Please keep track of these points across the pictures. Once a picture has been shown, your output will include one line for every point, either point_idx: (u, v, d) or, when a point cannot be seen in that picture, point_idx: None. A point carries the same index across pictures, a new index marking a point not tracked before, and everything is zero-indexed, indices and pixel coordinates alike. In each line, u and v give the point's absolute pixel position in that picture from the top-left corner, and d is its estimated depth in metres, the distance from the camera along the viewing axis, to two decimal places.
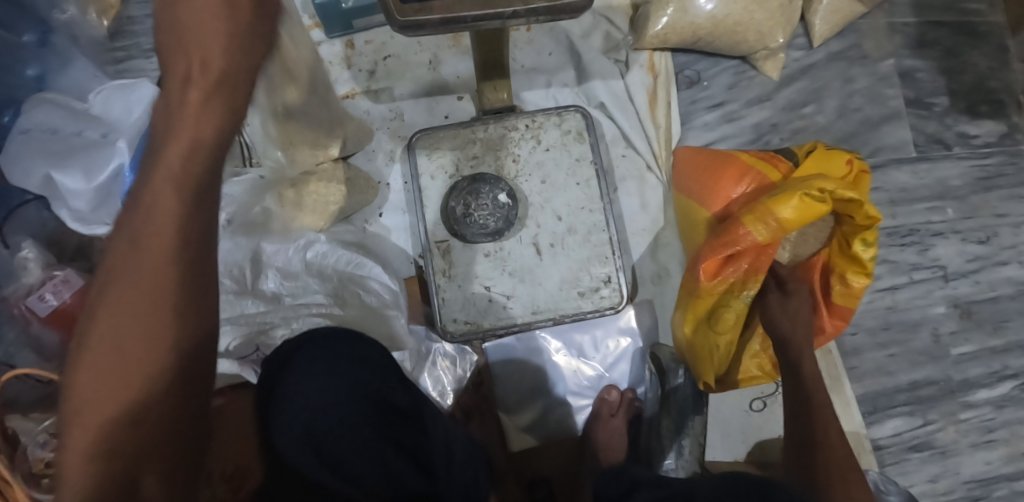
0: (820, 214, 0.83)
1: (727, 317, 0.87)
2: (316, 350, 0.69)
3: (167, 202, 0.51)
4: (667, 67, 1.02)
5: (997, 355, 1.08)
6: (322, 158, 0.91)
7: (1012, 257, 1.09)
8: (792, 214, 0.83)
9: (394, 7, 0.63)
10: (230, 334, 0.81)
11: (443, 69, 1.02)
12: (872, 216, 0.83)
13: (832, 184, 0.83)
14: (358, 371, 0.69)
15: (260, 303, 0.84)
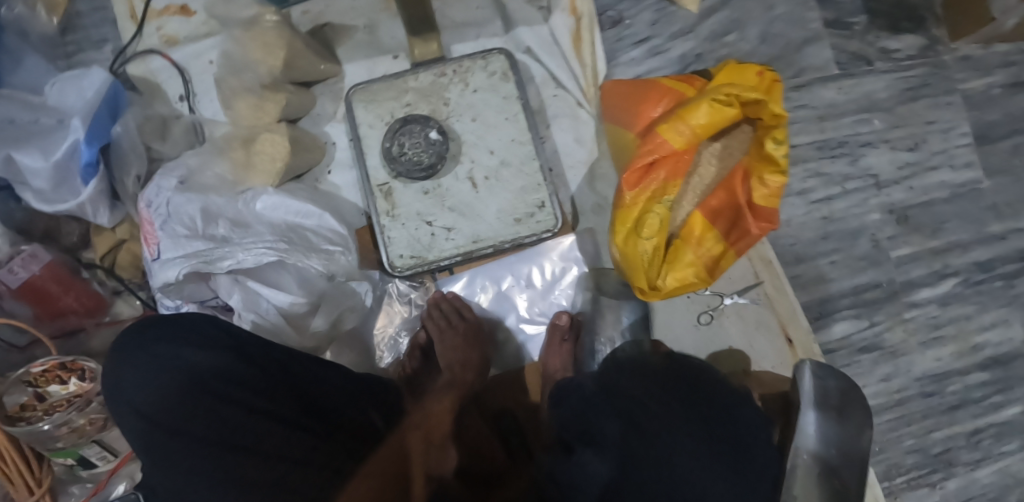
0: (730, 115, 0.90)
1: (652, 222, 0.92)
2: (209, 330, 0.79)
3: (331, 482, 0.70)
4: (590, 8, 1.07)
5: (937, 256, 1.12)
6: (267, 119, 0.96)
7: (943, 161, 1.14)
8: (704, 119, 0.90)
9: None
10: (180, 267, 0.85)
11: (379, 32, 1.07)
12: (779, 112, 0.89)
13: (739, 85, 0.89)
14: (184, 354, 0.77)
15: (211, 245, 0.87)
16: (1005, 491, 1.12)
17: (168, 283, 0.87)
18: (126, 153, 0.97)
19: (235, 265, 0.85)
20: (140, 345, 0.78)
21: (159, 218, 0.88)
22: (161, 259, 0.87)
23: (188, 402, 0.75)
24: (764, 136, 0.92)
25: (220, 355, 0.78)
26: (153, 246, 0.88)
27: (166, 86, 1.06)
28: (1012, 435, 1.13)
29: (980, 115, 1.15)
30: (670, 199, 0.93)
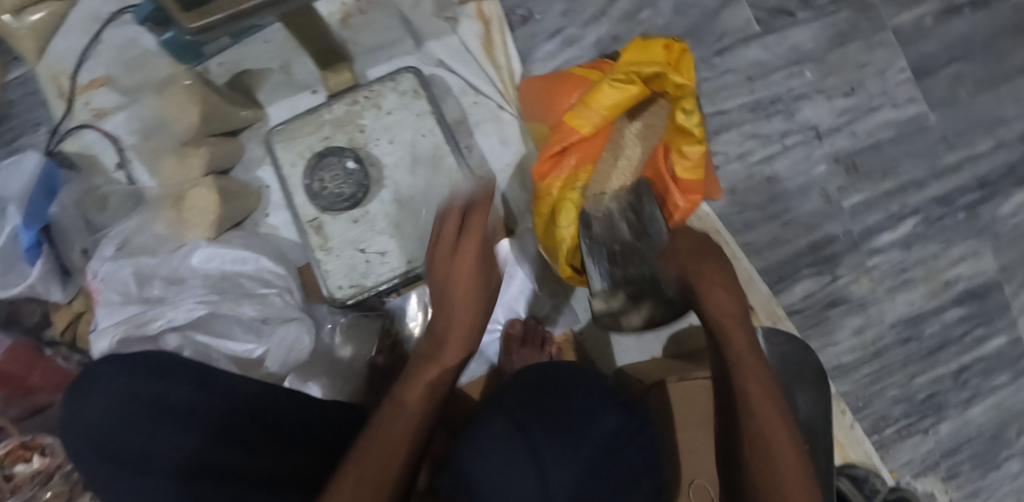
0: (632, 92, 0.93)
1: (568, 210, 0.94)
2: (151, 358, 0.79)
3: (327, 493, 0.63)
4: (498, 11, 1.09)
5: (893, 199, 1.10)
6: (194, 174, 0.98)
7: (885, 101, 1.11)
8: (609, 100, 0.93)
9: (183, 17, 0.75)
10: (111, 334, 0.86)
11: (294, 70, 1.09)
12: (680, 81, 0.90)
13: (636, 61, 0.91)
14: (132, 386, 0.77)
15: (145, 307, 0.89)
16: (1001, 427, 1.09)
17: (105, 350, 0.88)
18: (68, 229, 1.01)
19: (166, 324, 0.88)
20: (88, 381, 0.77)
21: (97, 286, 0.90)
22: (100, 328, 0.88)
23: (150, 428, 0.74)
24: (675, 107, 0.92)
25: (181, 386, 0.78)
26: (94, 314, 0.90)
27: (102, 157, 1.08)
28: (1002, 367, 1.09)
29: (916, 49, 1.12)
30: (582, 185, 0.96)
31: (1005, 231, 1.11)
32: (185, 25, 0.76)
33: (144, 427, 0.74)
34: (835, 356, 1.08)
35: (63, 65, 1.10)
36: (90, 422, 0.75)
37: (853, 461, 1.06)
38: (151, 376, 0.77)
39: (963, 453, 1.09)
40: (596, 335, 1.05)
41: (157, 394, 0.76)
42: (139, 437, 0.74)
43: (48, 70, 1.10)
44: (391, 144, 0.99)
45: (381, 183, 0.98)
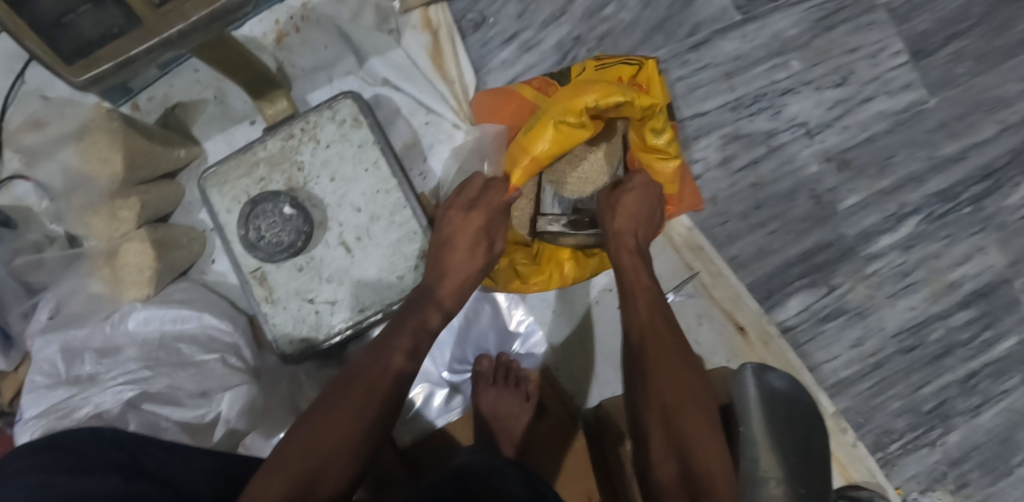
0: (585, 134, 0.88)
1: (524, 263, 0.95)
2: (68, 446, 0.73)
3: None
4: (445, 18, 0.99)
5: (891, 197, 1.00)
6: (122, 229, 0.91)
7: (879, 89, 1.00)
8: (547, 146, 0.88)
9: (66, 72, 0.68)
10: (33, 429, 0.80)
11: (230, 100, 1.01)
12: (647, 104, 0.85)
13: (590, 98, 0.85)
14: (51, 476, 0.70)
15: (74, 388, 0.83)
16: (1012, 429, 1.01)
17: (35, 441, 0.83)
18: (4, 293, 0.95)
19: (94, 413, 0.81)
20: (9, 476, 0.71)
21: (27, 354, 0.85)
22: (26, 415, 0.82)
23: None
24: (643, 126, 0.90)
25: (110, 478, 0.71)
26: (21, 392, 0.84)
27: (38, 207, 1.03)
28: (1013, 370, 1.01)
29: (911, 27, 1.00)
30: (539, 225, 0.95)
31: (1013, 222, 1.00)
32: (72, 79, 0.69)
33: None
34: (832, 371, 1.00)
35: None
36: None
37: (857, 481, 1.00)
38: (75, 468, 0.71)
39: (972, 462, 1.01)
40: (574, 369, 0.98)
41: (81, 489, 0.69)
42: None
43: None
44: (333, 181, 0.91)
45: (325, 225, 0.90)
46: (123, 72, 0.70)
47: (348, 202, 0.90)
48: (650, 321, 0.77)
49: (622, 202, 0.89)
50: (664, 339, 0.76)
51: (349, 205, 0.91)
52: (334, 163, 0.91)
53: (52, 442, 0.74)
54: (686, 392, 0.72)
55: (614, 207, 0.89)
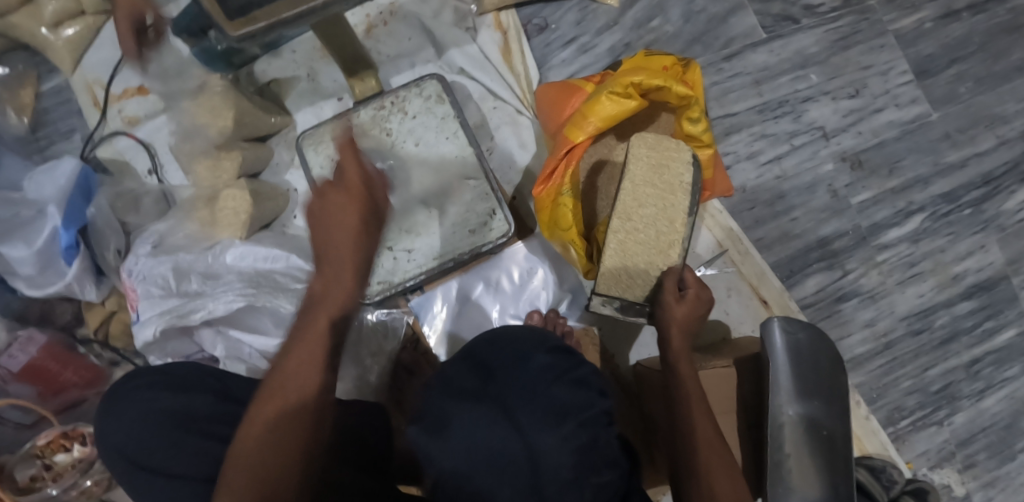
0: (631, 105, 0.94)
1: (565, 215, 0.94)
2: (173, 369, 0.86)
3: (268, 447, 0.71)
4: (515, 21, 1.13)
5: (900, 195, 1.13)
6: (226, 177, 1.03)
7: (888, 102, 1.15)
8: (607, 111, 0.94)
9: (226, 25, 0.79)
10: (153, 325, 0.90)
11: (321, 78, 1.14)
12: (683, 94, 0.93)
13: (637, 77, 0.92)
14: (157, 396, 0.83)
15: (183, 299, 0.93)
16: (1015, 416, 1.11)
17: (146, 342, 0.92)
18: (103, 230, 1.05)
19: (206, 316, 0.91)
20: (125, 394, 0.84)
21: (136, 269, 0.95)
22: (142, 319, 0.92)
23: (172, 440, 0.81)
24: (681, 115, 0.96)
25: (201, 395, 0.85)
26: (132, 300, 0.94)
27: (134, 162, 1.14)
28: (1014, 358, 1.11)
29: (916, 51, 1.16)
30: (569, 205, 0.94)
31: (1010, 225, 1.13)
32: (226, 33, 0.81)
33: (167, 439, 0.80)
34: (847, 348, 1.11)
35: (97, 76, 1.16)
36: (120, 444, 0.81)
37: (870, 453, 1.08)
38: (176, 388, 0.84)
39: (979, 443, 1.10)
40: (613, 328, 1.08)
41: (178, 405, 0.83)
42: (166, 448, 0.80)
43: (84, 80, 1.16)
44: (417, 146, 1.03)
45: (405, 184, 1.02)
46: (270, 33, 0.81)
47: (429, 166, 1.03)
48: (711, 438, 0.80)
49: (681, 320, 0.87)
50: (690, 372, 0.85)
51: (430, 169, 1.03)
52: (418, 132, 1.03)
53: (152, 369, 0.86)
54: (702, 414, 0.82)
55: (678, 324, 0.87)
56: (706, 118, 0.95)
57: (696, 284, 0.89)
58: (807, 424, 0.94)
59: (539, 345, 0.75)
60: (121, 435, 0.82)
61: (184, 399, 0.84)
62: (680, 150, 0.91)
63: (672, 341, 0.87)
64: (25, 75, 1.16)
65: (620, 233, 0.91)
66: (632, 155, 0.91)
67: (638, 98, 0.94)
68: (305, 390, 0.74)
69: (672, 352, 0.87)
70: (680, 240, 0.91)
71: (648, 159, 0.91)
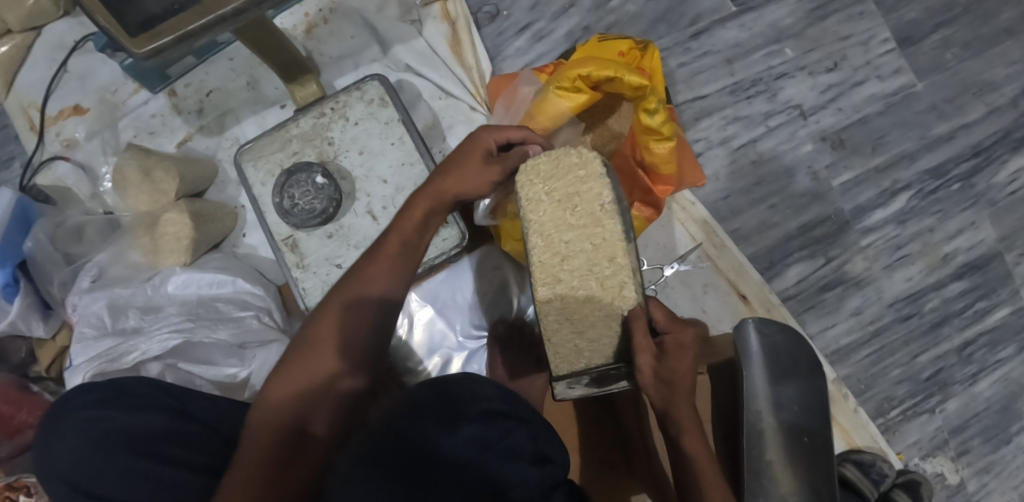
0: (581, 100, 0.89)
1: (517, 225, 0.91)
2: (118, 382, 0.75)
3: (297, 396, 0.68)
4: (464, 10, 1.05)
5: (884, 174, 1.06)
6: (163, 201, 0.98)
7: (869, 73, 1.07)
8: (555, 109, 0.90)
9: (129, 44, 0.71)
10: (83, 371, 0.85)
11: (262, 85, 1.07)
12: (636, 84, 0.85)
13: (584, 70, 0.87)
14: (103, 411, 0.72)
15: (118, 338, 0.88)
16: (1010, 399, 1.04)
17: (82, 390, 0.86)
18: (44, 264, 1.00)
19: (141, 356, 0.86)
20: (64, 413, 0.73)
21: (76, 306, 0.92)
22: (74, 364, 0.87)
23: (117, 464, 0.69)
24: (638, 107, 0.89)
25: (155, 415, 0.73)
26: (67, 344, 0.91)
27: (76, 188, 1.08)
28: (1009, 339, 1.04)
29: (898, 16, 1.07)
30: None
31: (1002, 198, 1.05)
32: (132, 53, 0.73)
33: (109, 465, 0.69)
34: (833, 339, 1.05)
35: (32, 98, 1.10)
36: (62, 469, 0.70)
37: (859, 446, 1.03)
38: (122, 403, 0.73)
39: (972, 429, 1.04)
40: None
41: (127, 425, 0.72)
42: (109, 477, 0.69)
43: (18, 104, 1.10)
44: (362, 156, 0.97)
45: (352, 197, 0.96)
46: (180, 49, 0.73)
47: (374, 177, 0.96)
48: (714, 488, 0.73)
49: (672, 372, 0.73)
50: (698, 442, 0.74)
51: (375, 179, 0.96)
52: (361, 138, 0.97)
53: (99, 384, 0.75)
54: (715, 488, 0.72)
55: (667, 380, 0.72)
56: (665, 107, 0.88)
57: (673, 326, 0.75)
58: (788, 430, 0.89)
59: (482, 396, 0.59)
60: (64, 459, 0.70)
61: (132, 412, 0.72)
62: (587, 165, 0.71)
63: (672, 401, 0.73)
64: None
65: (556, 292, 0.70)
66: (528, 197, 0.71)
67: (588, 91, 0.89)
68: (326, 369, 0.70)
69: (673, 411, 0.74)
70: (628, 276, 0.70)
71: (549, 196, 0.71)
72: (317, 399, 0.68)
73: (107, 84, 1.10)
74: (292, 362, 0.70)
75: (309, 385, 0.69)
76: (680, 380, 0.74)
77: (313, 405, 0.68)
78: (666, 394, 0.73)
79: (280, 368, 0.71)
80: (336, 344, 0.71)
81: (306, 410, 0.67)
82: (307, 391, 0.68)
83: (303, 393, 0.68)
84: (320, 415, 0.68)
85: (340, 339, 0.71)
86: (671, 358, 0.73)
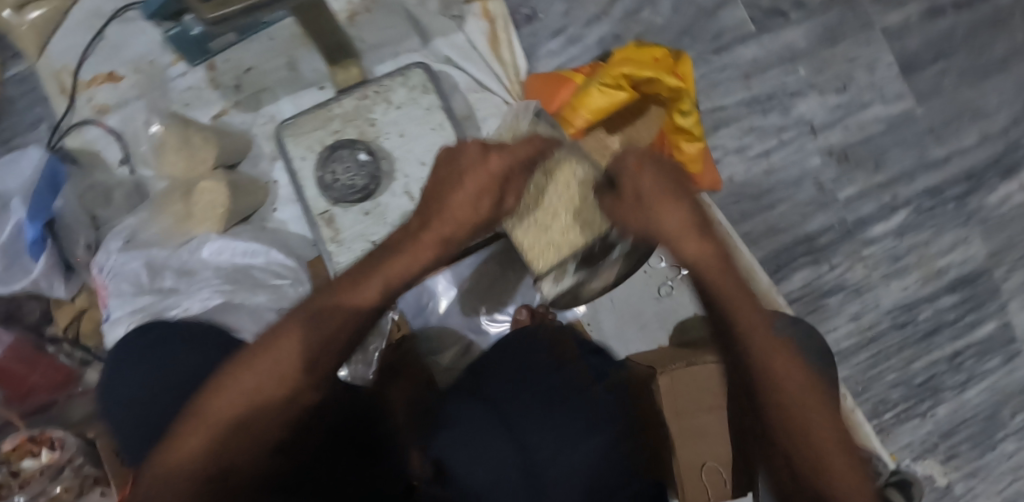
0: (621, 97, 0.93)
1: None
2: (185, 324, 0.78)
3: (208, 430, 0.63)
4: (503, 10, 1.10)
5: (885, 189, 1.13)
6: (201, 169, 0.99)
7: (875, 96, 1.15)
8: (597, 104, 0.94)
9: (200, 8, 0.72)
10: (126, 322, 0.89)
11: (301, 67, 1.09)
12: (675, 86, 0.92)
13: (627, 69, 0.92)
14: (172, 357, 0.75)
15: (156, 296, 0.92)
16: (995, 407, 1.11)
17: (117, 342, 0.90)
18: (72, 225, 1.00)
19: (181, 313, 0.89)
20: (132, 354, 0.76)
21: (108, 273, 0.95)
22: (112, 317, 0.91)
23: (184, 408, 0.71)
24: (672, 109, 0.96)
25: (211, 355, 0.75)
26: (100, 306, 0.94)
27: (105, 152, 1.09)
28: (994, 350, 1.12)
29: (902, 46, 1.16)
30: None
31: (992, 218, 1.13)
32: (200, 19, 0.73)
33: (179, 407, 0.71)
34: (834, 342, 1.11)
35: (65, 62, 1.10)
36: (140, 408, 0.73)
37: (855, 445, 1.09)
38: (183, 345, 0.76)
39: (960, 434, 1.11)
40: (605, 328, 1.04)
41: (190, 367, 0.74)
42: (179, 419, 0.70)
43: (50, 67, 1.10)
44: (404, 140, 1.00)
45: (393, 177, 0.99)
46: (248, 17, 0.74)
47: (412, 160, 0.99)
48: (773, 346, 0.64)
49: (663, 214, 0.67)
50: (751, 311, 0.65)
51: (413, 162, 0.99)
52: (401, 121, 1.00)
53: (154, 332, 0.78)
54: (792, 378, 0.63)
55: (660, 229, 0.67)
56: (697, 110, 0.95)
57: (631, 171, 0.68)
58: None
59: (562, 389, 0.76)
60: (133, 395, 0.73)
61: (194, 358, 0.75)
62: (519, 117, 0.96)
63: (676, 246, 0.66)
64: None
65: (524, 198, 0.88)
66: None
67: (628, 90, 0.94)
68: (257, 392, 0.64)
69: (699, 264, 0.66)
70: (586, 216, 0.87)
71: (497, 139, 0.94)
72: (218, 434, 0.63)
73: (142, 54, 1.10)
74: (224, 380, 0.65)
75: (223, 418, 0.64)
76: (677, 218, 0.66)
77: (223, 432, 0.63)
78: (673, 246, 0.67)
79: (219, 383, 0.65)
80: (276, 368, 0.64)
81: (222, 439, 0.63)
82: (222, 422, 0.63)
83: (211, 425, 0.63)
84: (232, 447, 0.63)
85: (255, 367, 0.65)
86: (656, 209, 0.66)
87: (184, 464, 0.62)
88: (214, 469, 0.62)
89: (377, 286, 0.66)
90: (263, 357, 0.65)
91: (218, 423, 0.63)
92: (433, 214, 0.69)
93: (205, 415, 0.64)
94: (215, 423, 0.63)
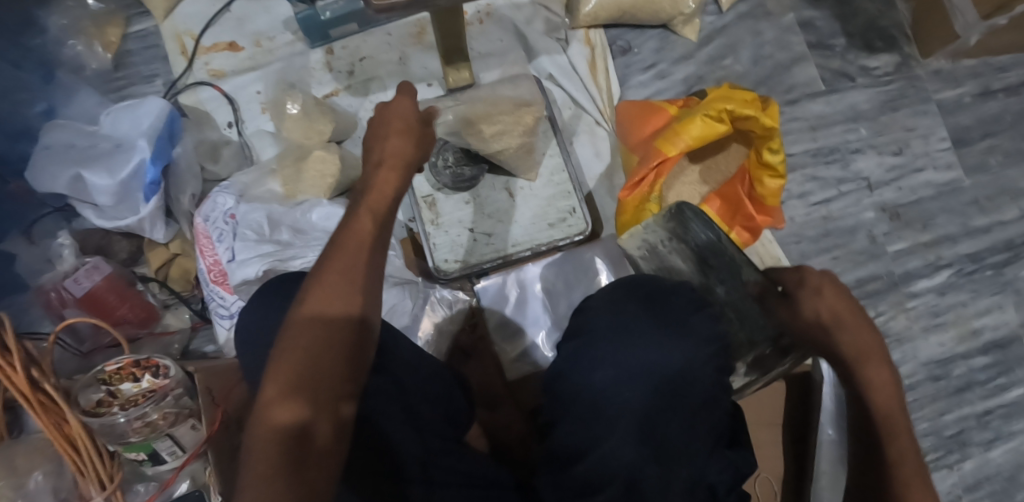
0: (720, 129, 1.03)
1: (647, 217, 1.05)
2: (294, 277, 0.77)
3: (293, 397, 0.63)
4: (602, 40, 1.20)
5: (930, 249, 1.21)
6: (315, 136, 1.06)
7: (927, 163, 1.24)
8: (698, 133, 1.03)
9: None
10: (256, 264, 0.95)
11: (412, 63, 1.18)
12: (769, 126, 1.01)
13: (729, 104, 1.02)
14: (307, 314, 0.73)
15: (277, 247, 0.98)
16: (1017, 469, 1.16)
17: (244, 281, 0.96)
18: (184, 174, 1.05)
19: (306, 264, 0.96)
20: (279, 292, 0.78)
21: (219, 231, 1.00)
22: (237, 259, 0.97)
23: None
24: (760, 145, 1.05)
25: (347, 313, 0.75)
26: (212, 260, 1.00)
27: (213, 114, 1.15)
28: (1020, 415, 1.18)
29: (955, 121, 1.26)
30: (654, 195, 1.05)
31: None
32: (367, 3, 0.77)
33: None
34: None
35: (188, 27, 1.17)
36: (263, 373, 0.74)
37: None
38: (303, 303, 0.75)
39: (983, 490, 1.15)
40: None
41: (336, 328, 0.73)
42: None
43: (173, 28, 1.17)
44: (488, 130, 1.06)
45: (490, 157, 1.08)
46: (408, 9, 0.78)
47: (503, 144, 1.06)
48: (869, 350, 0.73)
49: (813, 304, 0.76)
50: (884, 374, 0.72)
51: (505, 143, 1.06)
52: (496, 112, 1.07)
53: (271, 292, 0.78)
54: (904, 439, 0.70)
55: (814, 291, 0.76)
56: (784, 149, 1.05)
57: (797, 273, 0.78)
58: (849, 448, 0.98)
59: (693, 354, 0.72)
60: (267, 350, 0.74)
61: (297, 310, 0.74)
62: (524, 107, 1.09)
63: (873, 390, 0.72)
64: (115, 15, 1.17)
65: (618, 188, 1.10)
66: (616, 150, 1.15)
67: (727, 123, 1.03)
68: (332, 350, 0.64)
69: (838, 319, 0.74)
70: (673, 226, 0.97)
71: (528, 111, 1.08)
72: (306, 397, 0.63)
73: (264, 30, 1.19)
74: (286, 345, 0.64)
75: (297, 385, 0.63)
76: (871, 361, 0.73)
77: (313, 394, 0.63)
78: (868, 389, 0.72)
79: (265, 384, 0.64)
80: (339, 331, 0.65)
81: (306, 408, 0.63)
82: (304, 385, 0.63)
83: (300, 391, 0.63)
84: (320, 413, 0.63)
85: (318, 335, 0.64)
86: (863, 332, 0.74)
87: (273, 442, 0.61)
88: (302, 437, 0.61)
89: (345, 286, 0.66)
90: (315, 325, 0.65)
91: (301, 390, 0.63)
92: (376, 153, 0.74)
93: (284, 384, 0.63)
94: (309, 394, 0.63)
